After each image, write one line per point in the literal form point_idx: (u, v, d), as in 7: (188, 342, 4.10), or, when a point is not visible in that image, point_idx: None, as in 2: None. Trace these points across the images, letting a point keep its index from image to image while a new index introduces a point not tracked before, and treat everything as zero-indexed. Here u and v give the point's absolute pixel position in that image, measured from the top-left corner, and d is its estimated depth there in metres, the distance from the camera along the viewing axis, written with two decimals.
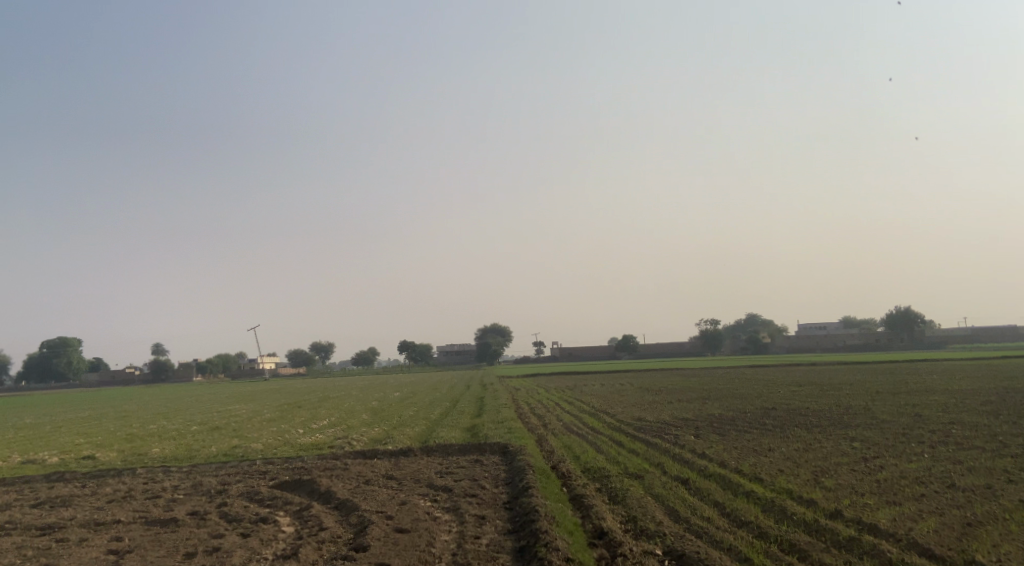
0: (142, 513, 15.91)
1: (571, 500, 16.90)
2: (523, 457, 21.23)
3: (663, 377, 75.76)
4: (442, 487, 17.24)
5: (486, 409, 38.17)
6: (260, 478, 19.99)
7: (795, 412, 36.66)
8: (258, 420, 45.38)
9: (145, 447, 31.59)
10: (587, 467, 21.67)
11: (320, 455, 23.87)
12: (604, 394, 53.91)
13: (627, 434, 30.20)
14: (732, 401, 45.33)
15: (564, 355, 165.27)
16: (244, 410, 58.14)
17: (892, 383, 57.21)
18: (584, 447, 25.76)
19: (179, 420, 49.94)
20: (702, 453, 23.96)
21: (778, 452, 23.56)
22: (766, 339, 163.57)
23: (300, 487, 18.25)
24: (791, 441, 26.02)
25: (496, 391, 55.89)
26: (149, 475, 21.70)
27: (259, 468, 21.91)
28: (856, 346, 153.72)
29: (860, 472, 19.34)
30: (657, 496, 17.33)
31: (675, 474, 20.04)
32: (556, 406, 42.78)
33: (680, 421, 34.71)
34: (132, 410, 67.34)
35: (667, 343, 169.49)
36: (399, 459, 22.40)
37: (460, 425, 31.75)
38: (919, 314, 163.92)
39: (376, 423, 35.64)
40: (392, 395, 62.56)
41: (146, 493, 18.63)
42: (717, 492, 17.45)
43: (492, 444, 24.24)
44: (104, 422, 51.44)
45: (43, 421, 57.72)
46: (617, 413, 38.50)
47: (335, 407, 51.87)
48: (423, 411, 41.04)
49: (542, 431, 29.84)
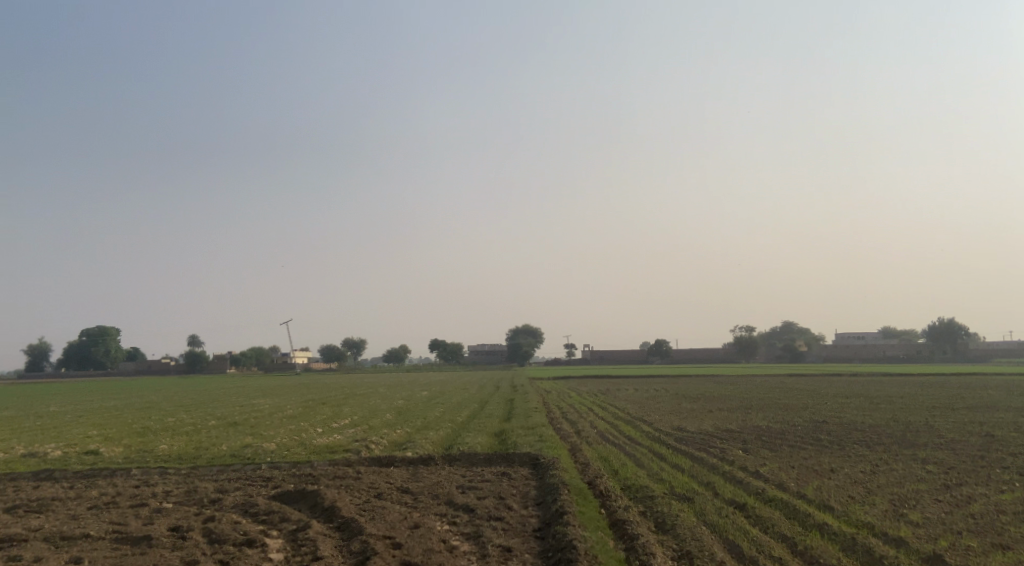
0: (117, 527, 13.77)
1: (612, 528, 14.59)
2: (555, 472, 18.86)
3: (701, 384, 72.94)
4: (464, 507, 14.96)
5: (516, 413, 35.75)
6: (261, 487, 17.82)
7: (851, 427, 34.04)
8: (279, 417, 43.48)
9: (153, 443, 29.74)
10: (628, 485, 19.20)
11: (332, 460, 21.72)
12: (640, 400, 51.41)
13: (668, 445, 27.77)
14: (777, 412, 42.65)
15: (595, 358, 162.49)
16: (266, 405, 56.45)
17: (945, 397, 54.27)
18: (622, 460, 23.36)
19: (201, 413, 48.33)
20: (755, 473, 21.39)
21: (843, 475, 20.99)
22: (802, 348, 159.69)
23: (304, 500, 16.00)
24: (855, 461, 23.50)
25: (526, 393, 53.66)
26: (142, 477, 19.64)
27: (263, 473, 19.75)
28: (896, 357, 149.60)
29: (944, 507, 16.91)
30: (713, 525, 14.97)
31: (731, 498, 17.52)
32: (589, 412, 40.34)
33: (725, 432, 32.16)
34: (157, 402, 65.96)
35: (701, 350, 166.38)
36: (418, 469, 20.15)
37: (487, 430, 29.43)
38: (963, 326, 159.22)
39: (399, 424, 33.56)
40: (419, 393, 60.51)
41: (132, 500, 16.52)
42: (784, 525, 15.05)
43: (522, 454, 21.92)
44: (122, 413, 49.87)
45: (66, 410, 56.61)
46: (656, 421, 36.01)
47: (359, 405, 49.90)
48: (450, 412, 38.92)
49: (574, 439, 27.40)
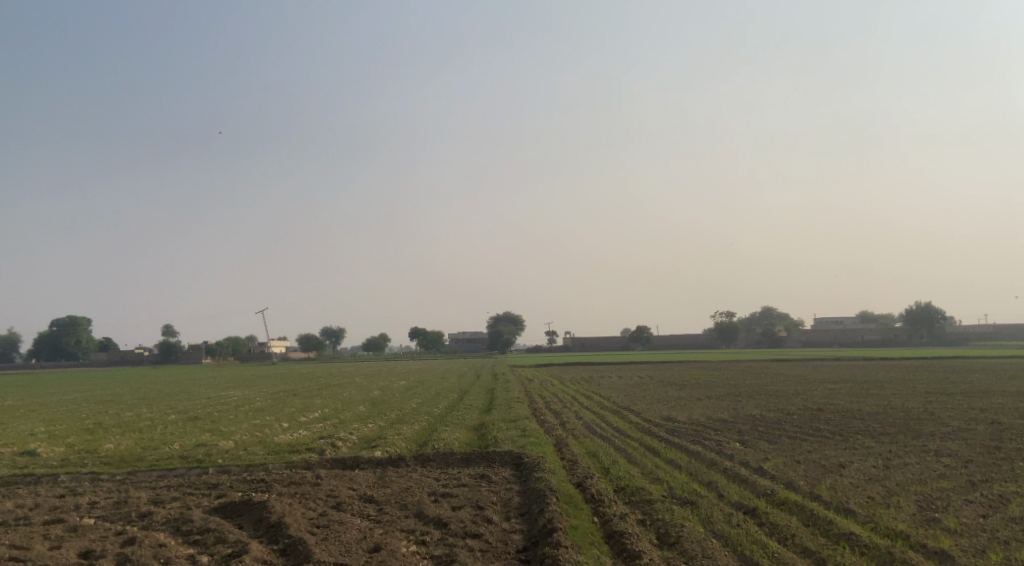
0: (14, 552, 11.56)
1: (609, 543, 12.65)
2: (541, 473, 16.72)
3: (685, 370, 71.30)
4: (436, 522, 12.73)
5: (496, 404, 33.54)
6: (203, 497, 15.56)
7: (849, 414, 32.29)
8: (246, 411, 41.13)
9: (100, 442, 27.39)
10: (622, 487, 17.08)
11: (290, 462, 19.49)
12: (625, 388, 49.54)
13: (660, 438, 25.71)
14: (768, 399, 40.94)
15: (576, 345, 160.70)
16: (235, 396, 53.92)
17: (936, 382, 52.85)
18: (613, 457, 21.27)
19: (164, 407, 45.79)
20: (759, 470, 19.35)
21: (856, 471, 19.00)
22: (781, 334, 159.05)
23: (249, 513, 13.71)
24: (865, 455, 21.56)
25: (506, 382, 51.58)
26: (70, 486, 17.40)
27: (207, 479, 17.47)
28: (875, 342, 149.23)
29: (980, 511, 14.96)
30: (724, 537, 12.90)
31: (738, 502, 15.45)
32: (573, 401, 38.34)
33: (718, 422, 30.19)
34: (124, 393, 63.36)
35: (681, 336, 165.42)
36: (387, 471, 17.89)
37: (465, 423, 27.20)
38: (940, 310, 159.46)
39: (371, 418, 31.35)
40: (396, 383, 58.29)
41: (45, 515, 14.29)
42: (805, 536, 12.97)
43: (502, 452, 19.73)
44: (79, 407, 47.14)
45: (24, 403, 53.99)
46: (643, 411, 34.05)
47: (332, 397, 47.51)
48: (427, 404, 36.72)
49: (559, 433, 25.22)
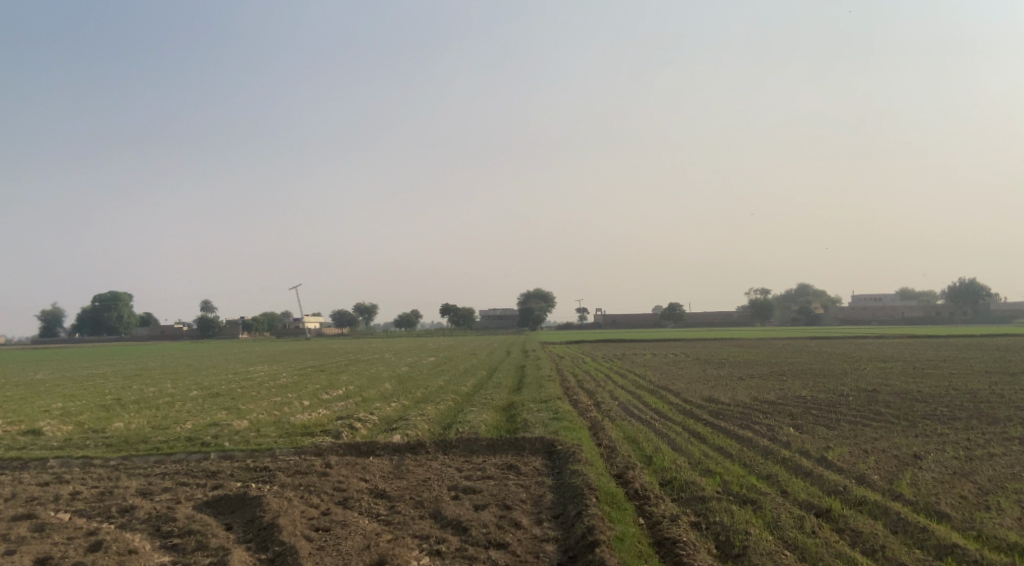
0: None
1: (660, 555, 10.74)
2: (577, 464, 14.77)
3: (723, 348, 68.84)
4: (455, 525, 10.84)
5: (527, 383, 31.63)
6: (196, 488, 13.73)
7: (907, 396, 29.87)
8: (269, 387, 39.62)
9: (111, 419, 25.95)
10: (669, 481, 15.02)
11: (300, 447, 17.64)
12: (663, 366, 47.31)
13: (705, 422, 23.55)
14: (815, 379, 38.55)
15: (607, 323, 158.26)
16: (261, 372, 52.65)
17: (991, 360, 49.95)
18: (656, 443, 19.17)
19: (188, 383, 44.49)
20: (823, 461, 17.13)
21: (935, 463, 16.78)
22: (819, 310, 155.40)
23: (241, 511, 11.87)
24: (940, 444, 19.27)
25: (537, 359, 49.67)
26: (58, 471, 15.80)
27: (207, 465, 15.72)
28: (917, 319, 145.11)
29: None
30: (799, 548, 10.81)
31: (807, 502, 13.33)
32: (607, 380, 36.35)
33: (766, 404, 27.99)
34: (152, 368, 62.49)
35: (715, 314, 162.36)
36: (404, 459, 16.01)
37: (494, 404, 25.34)
38: (984, 287, 154.66)
39: (395, 396, 29.59)
40: (426, 359, 56.63)
41: (17, 510, 12.64)
42: (898, 549, 10.91)
43: (533, 438, 17.71)
44: (102, 382, 45.97)
45: (52, 377, 53.24)
46: (684, 391, 31.92)
47: (358, 373, 46.01)
48: (454, 382, 34.86)
49: (594, 416, 23.22)
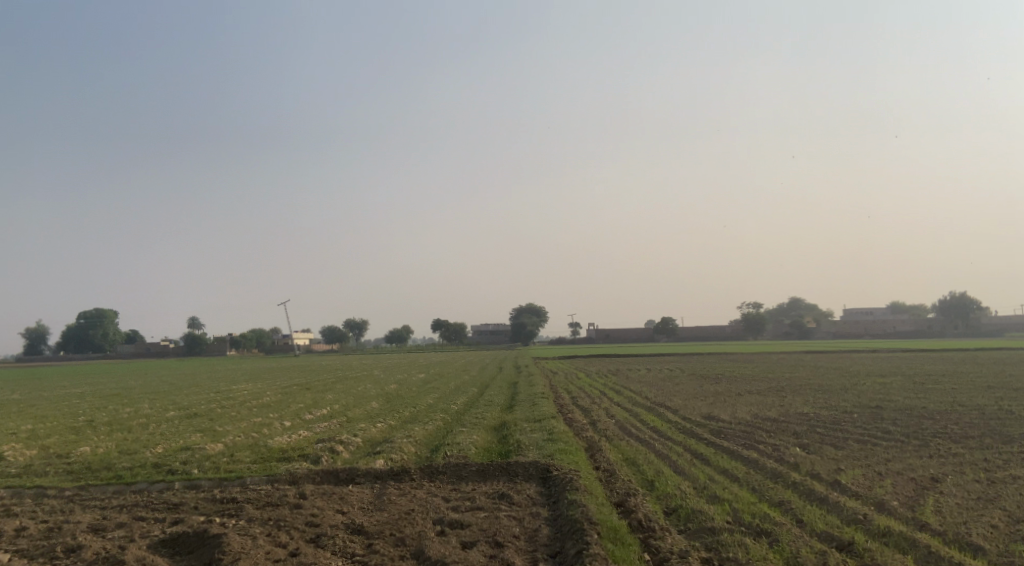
0: None
1: None
2: (574, 492, 13.51)
3: (718, 362, 67.74)
4: None
5: (519, 401, 30.35)
6: (154, 524, 12.39)
7: (913, 412, 28.75)
8: (251, 407, 38.15)
9: (79, 443, 24.57)
10: (675, 509, 13.79)
11: (274, 475, 16.33)
12: (659, 381, 46.10)
13: (707, 441, 22.32)
14: (816, 395, 37.44)
15: (598, 338, 157.01)
16: (245, 391, 51.11)
17: (993, 375, 48.83)
18: (657, 466, 17.92)
19: (168, 402, 42.96)
20: (837, 485, 15.92)
21: (957, 487, 15.60)
22: (811, 325, 154.62)
23: (199, 553, 10.58)
24: (958, 465, 18.11)
25: (529, 376, 48.33)
26: (8, 504, 14.46)
27: (169, 497, 14.38)
28: (909, 332, 144.52)
29: None
30: None
31: (826, 534, 12.14)
32: (603, 397, 35.13)
33: (768, 422, 26.82)
34: (134, 386, 60.83)
35: (707, 328, 161.38)
36: (385, 488, 14.71)
37: (484, 423, 24.09)
38: (974, 300, 154.23)
39: (381, 416, 28.27)
40: (416, 376, 55.24)
41: None
42: None
43: (526, 463, 16.43)
44: (79, 402, 44.35)
45: (28, 397, 51.54)
46: (682, 408, 30.71)
47: (345, 392, 44.63)
48: (443, 400, 33.53)
49: (590, 436, 21.99)
